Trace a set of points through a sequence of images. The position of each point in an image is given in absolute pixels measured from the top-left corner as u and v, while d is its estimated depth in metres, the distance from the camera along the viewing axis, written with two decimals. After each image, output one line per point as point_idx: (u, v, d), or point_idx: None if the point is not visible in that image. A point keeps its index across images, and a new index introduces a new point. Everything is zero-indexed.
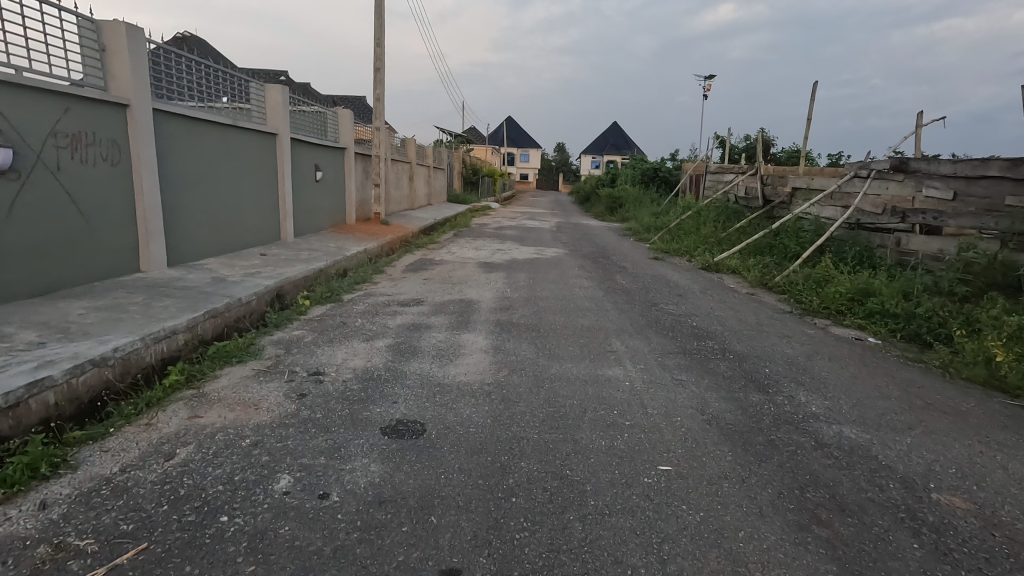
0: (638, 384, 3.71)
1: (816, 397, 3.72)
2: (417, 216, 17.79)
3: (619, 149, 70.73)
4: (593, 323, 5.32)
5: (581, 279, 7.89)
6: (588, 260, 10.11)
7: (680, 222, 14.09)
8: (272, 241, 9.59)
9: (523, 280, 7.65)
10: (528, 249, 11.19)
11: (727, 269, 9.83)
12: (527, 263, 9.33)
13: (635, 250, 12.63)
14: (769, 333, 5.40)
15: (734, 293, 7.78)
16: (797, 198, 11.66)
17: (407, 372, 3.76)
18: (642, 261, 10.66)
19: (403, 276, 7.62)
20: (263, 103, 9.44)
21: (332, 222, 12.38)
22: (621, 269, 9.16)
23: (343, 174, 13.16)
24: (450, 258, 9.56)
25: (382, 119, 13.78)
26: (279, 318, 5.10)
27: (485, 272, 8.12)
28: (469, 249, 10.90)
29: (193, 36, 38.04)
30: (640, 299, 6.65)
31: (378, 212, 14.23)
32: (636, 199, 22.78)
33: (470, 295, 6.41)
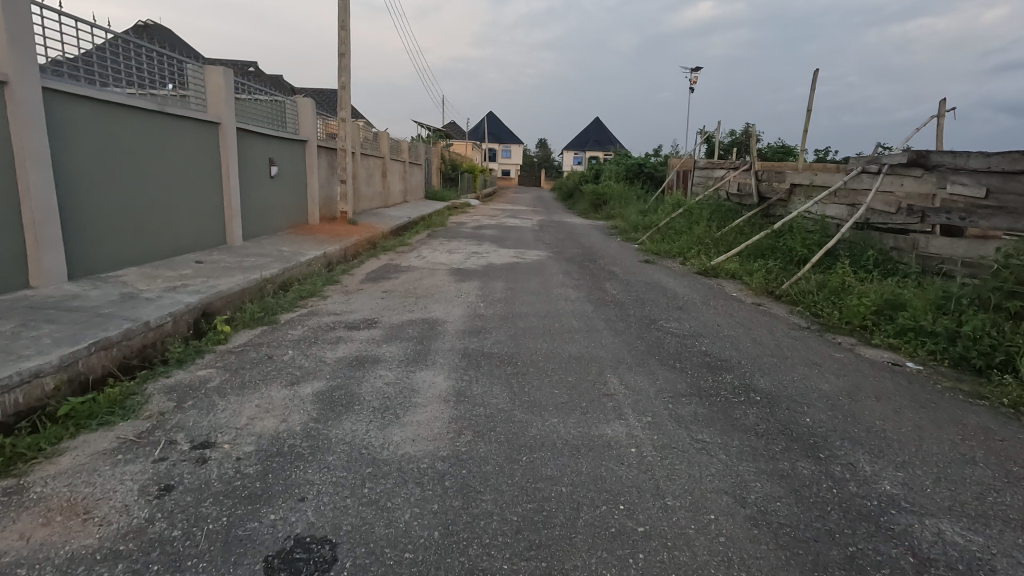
0: (647, 452, 2.74)
1: (883, 464, 2.80)
2: (390, 215, 16.66)
3: (601, 145, 69.96)
4: (584, 351, 4.35)
5: (567, 289, 6.94)
6: (574, 265, 9.14)
7: (670, 221, 13.19)
8: (214, 245, 8.42)
9: (500, 290, 6.65)
10: (508, 252, 10.18)
11: (725, 275, 8.95)
12: (505, 269, 8.34)
13: (624, 252, 11.70)
14: (794, 360, 4.47)
15: (740, 304, 6.90)
16: (797, 195, 10.82)
17: (332, 440, 2.74)
18: (632, 264, 9.73)
19: (360, 286, 6.56)
20: (201, 87, 8.24)
21: (290, 222, 11.21)
22: (611, 276, 8.20)
23: (303, 169, 11.96)
24: (420, 263, 8.53)
25: (348, 109, 12.63)
26: (187, 351, 4.02)
27: (457, 282, 7.10)
28: (442, 252, 9.86)
29: (156, 25, 36.22)
30: (636, 315, 5.70)
31: (345, 210, 13.09)
32: (621, 196, 21.89)
33: (437, 312, 5.41)
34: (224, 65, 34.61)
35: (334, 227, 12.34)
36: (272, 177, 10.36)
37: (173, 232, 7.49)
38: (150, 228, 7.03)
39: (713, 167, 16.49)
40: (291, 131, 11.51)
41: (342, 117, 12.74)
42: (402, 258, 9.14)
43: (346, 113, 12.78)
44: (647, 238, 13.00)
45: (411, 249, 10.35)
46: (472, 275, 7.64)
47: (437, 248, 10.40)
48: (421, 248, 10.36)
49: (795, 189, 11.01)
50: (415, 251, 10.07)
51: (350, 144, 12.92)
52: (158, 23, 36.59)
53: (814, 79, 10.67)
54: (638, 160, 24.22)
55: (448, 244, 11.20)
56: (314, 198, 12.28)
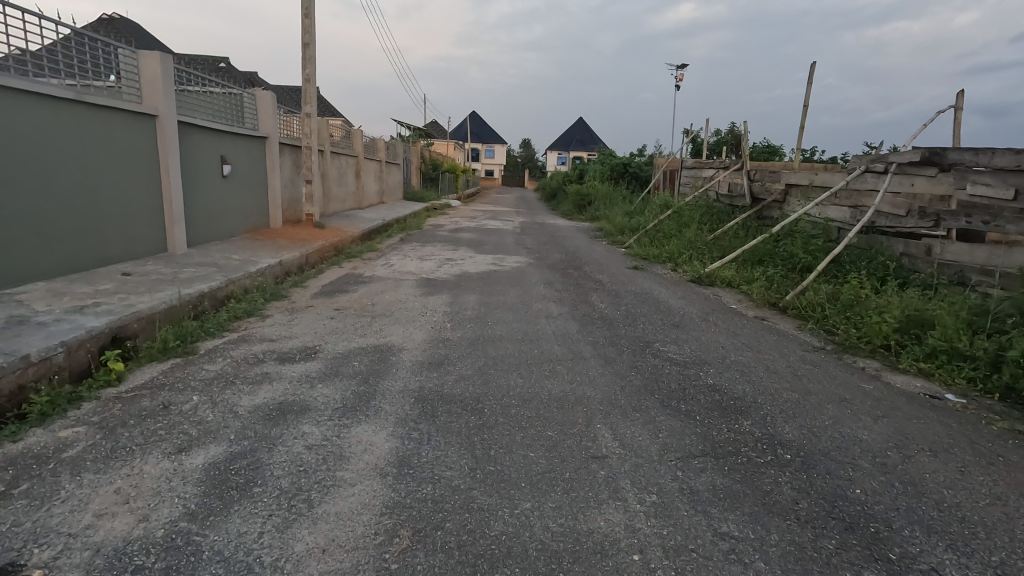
0: (656, 563, 1.96)
1: (979, 571, 2.03)
2: (363, 217, 15.73)
3: (585, 145, 69.48)
4: (567, 389, 3.57)
5: (548, 302, 6.17)
6: (556, 272, 8.35)
7: (658, 223, 12.48)
8: (150, 254, 7.44)
9: (473, 305, 5.84)
10: (486, 259, 9.37)
11: (720, 283, 8.25)
12: (481, 278, 7.53)
13: (610, 257, 10.96)
14: (819, 396, 3.73)
15: (742, 319, 6.17)
16: (793, 196, 10.18)
17: (205, 556, 1.90)
18: (620, 271, 8.97)
19: (311, 302, 5.71)
20: (133, 75, 7.23)
21: (247, 226, 10.23)
22: (598, 285, 7.43)
23: (263, 168, 10.98)
24: (386, 273, 7.69)
25: (313, 103, 11.68)
26: (61, 398, 3.13)
27: (424, 295, 6.28)
28: (413, 259, 9.02)
29: (123, 19, 34.81)
30: (628, 336, 4.93)
31: (311, 213, 12.15)
32: (606, 196, 21.20)
33: (395, 335, 4.59)
34: (194, 60, 33.22)
35: (298, 231, 11.40)
36: (225, 176, 9.39)
37: (96, 239, 6.52)
38: (63, 235, 6.05)
39: (701, 167, 15.86)
40: (248, 127, 10.54)
41: (306, 111, 11.79)
42: (368, 266, 8.29)
43: (311, 108, 11.83)
44: (635, 241, 12.29)
45: (379, 255, 9.48)
46: (443, 286, 6.83)
47: (409, 255, 9.56)
48: (391, 255, 9.52)
49: (790, 189, 10.37)
50: (383, 257, 9.22)
51: (316, 141, 11.99)
52: (124, 16, 35.07)
53: (812, 72, 10.01)
54: (623, 160, 23.58)
55: (422, 249, 10.38)
56: (275, 199, 11.31)
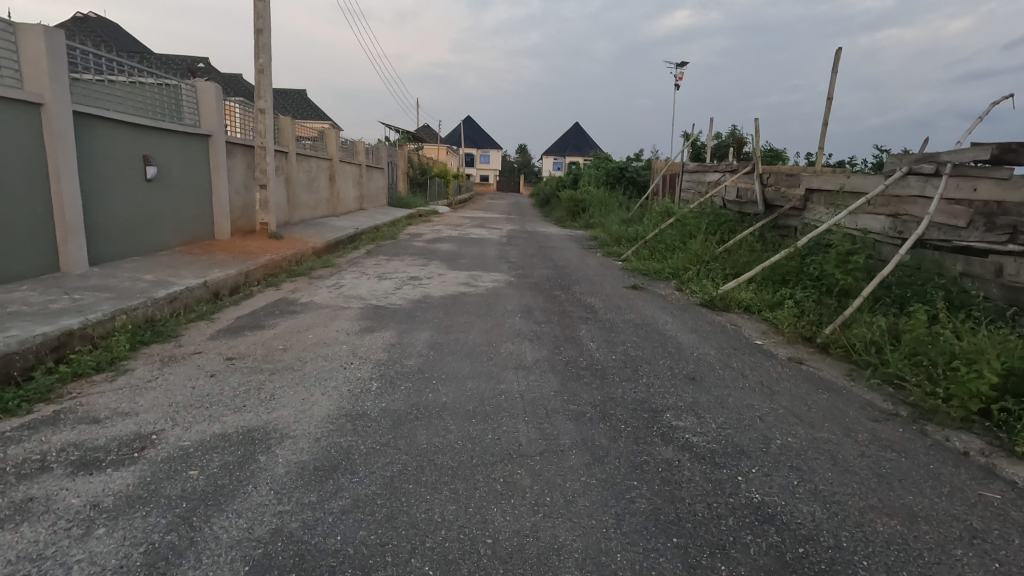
0: None
1: None
2: (334, 226, 14.31)
3: (581, 150, 68.36)
4: (528, 527, 2.17)
5: (521, 340, 4.78)
6: (540, 295, 6.94)
7: (658, 233, 11.11)
8: (33, 276, 5.99)
9: (420, 347, 4.42)
10: (458, 276, 7.96)
11: (738, 308, 6.87)
12: (445, 303, 6.13)
13: (605, 272, 9.55)
14: (930, 528, 2.34)
15: (773, 361, 4.78)
16: (816, 203, 8.81)
17: None
18: (617, 291, 7.57)
19: (203, 345, 4.27)
20: (8, 55, 5.78)
21: (181, 238, 8.78)
22: (589, 313, 6.04)
23: (205, 171, 9.56)
24: (329, 296, 6.28)
25: (266, 98, 10.26)
26: None
27: (362, 330, 4.85)
28: (371, 277, 7.60)
29: (98, 18, 33.48)
30: (626, 400, 3.53)
31: (266, 222, 10.71)
32: (601, 202, 19.86)
33: (290, 405, 3.19)
34: (171, 60, 31.80)
35: (249, 243, 9.99)
36: (150, 180, 7.97)
37: None
38: None
39: (704, 170, 14.54)
40: (185, 124, 9.12)
41: (260, 107, 10.39)
42: (312, 287, 6.90)
43: (266, 103, 10.44)
44: (633, 254, 10.92)
45: (333, 272, 8.06)
46: (391, 316, 5.43)
47: (368, 271, 8.15)
48: (347, 271, 8.11)
49: (810, 194, 9.02)
50: (336, 275, 7.81)
51: (271, 141, 10.59)
52: (100, 15, 33.63)
53: (837, 60, 8.69)
54: (619, 164, 22.25)
55: (386, 263, 9.00)
56: (222, 207, 9.89)
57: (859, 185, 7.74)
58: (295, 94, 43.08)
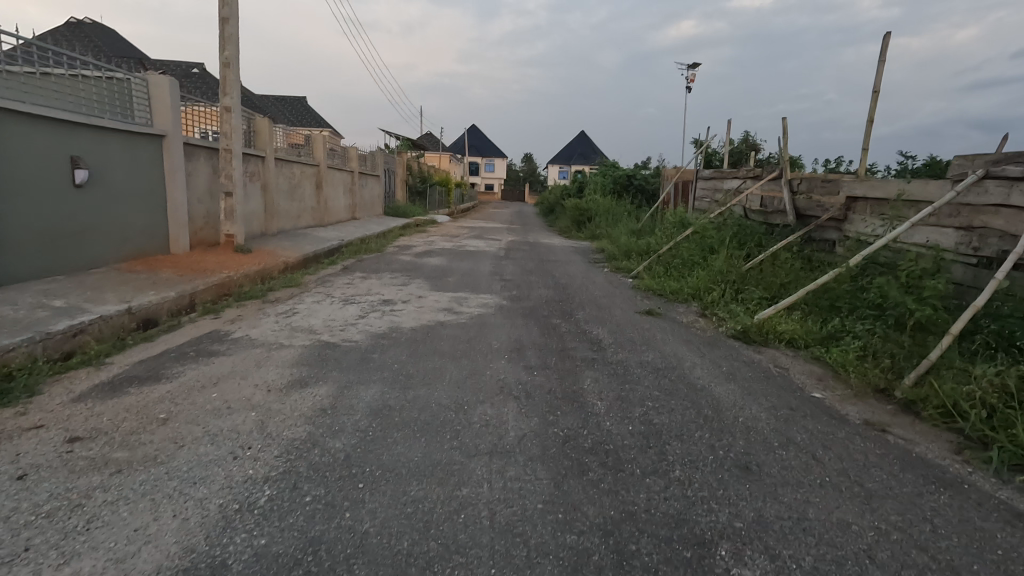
0: None
1: None
2: (317, 238, 13.15)
3: (586, 159, 67.32)
4: None
5: (504, 399, 3.55)
6: (537, 324, 5.71)
7: (673, 247, 9.87)
8: None
9: (362, 414, 3.20)
10: (440, 298, 6.74)
11: (780, 342, 5.61)
12: (416, 338, 4.92)
13: (613, 292, 8.31)
14: None
15: (845, 429, 3.52)
16: (861, 214, 7.56)
17: None
18: (630, 319, 6.33)
19: (53, 413, 3.04)
20: None
21: (122, 253, 7.61)
22: (597, 351, 4.81)
23: (158, 176, 8.41)
24: (275, 327, 5.09)
25: (231, 95, 9.14)
26: None
27: (292, 384, 3.63)
28: (336, 301, 6.40)
29: (92, 23, 32.79)
30: (655, 522, 2.28)
31: (231, 234, 9.56)
32: (607, 212, 18.67)
33: (108, 545, 1.95)
34: (165, 67, 31.00)
35: (210, 257, 8.80)
36: (79, 186, 6.82)
37: None
38: None
39: (721, 177, 13.33)
40: (135, 122, 7.99)
41: (225, 104, 9.26)
42: (260, 314, 5.70)
43: (232, 100, 9.31)
44: (645, 271, 9.68)
45: (294, 294, 6.87)
46: (343, 359, 4.22)
47: (336, 292, 6.96)
48: (311, 293, 6.92)
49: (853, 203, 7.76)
50: (296, 297, 6.61)
51: (238, 143, 9.45)
52: (95, 21, 32.91)
53: (884, 48, 7.47)
54: (626, 171, 21.08)
55: (361, 281, 7.82)
56: (179, 217, 8.72)
57: (918, 191, 6.48)
58: (295, 102, 42.28)
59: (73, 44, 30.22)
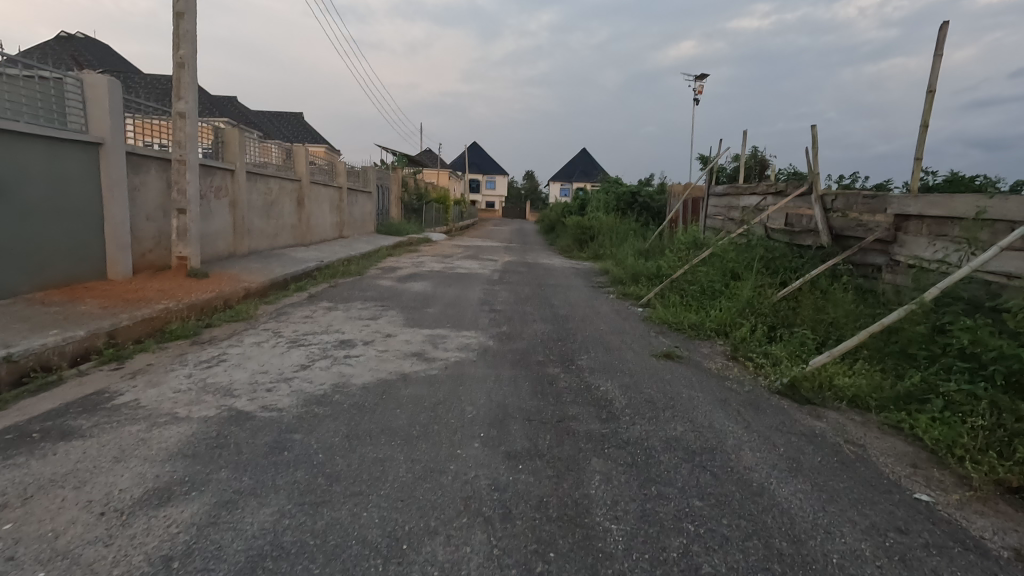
0: None
1: None
2: (293, 259, 11.98)
3: (588, 176, 66.60)
4: None
5: (466, 525, 2.31)
6: (527, 377, 4.48)
7: (689, 272, 8.66)
8: None
9: (229, 569, 1.96)
10: (411, 338, 5.51)
11: (840, 402, 4.36)
12: (365, 403, 3.68)
13: (621, 325, 7.07)
14: None
15: (993, 573, 2.28)
16: (915, 235, 6.37)
17: None
18: (646, 366, 5.07)
19: None
20: None
21: (36, 280, 6.41)
22: (606, 424, 3.56)
23: (93, 191, 7.25)
24: (182, 386, 3.85)
25: (184, 98, 8.03)
26: None
27: (146, 498, 2.39)
28: (280, 343, 5.17)
29: (84, 38, 32.19)
30: None
31: (183, 256, 8.38)
32: (611, 230, 17.52)
33: None
34: (156, 81, 30.23)
35: (156, 284, 7.61)
36: None
37: None
38: None
39: (736, 192, 12.18)
40: (64, 128, 6.83)
41: (178, 110, 8.14)
42: (175, 363, 4.47)
43: (186, 105, 8.19)
44: (658, 301, 8.44)
45: (234, 332, 5.64)
46: (247, 443, 2.98)
47: (286, 330, 5.74)
48: (255, 331, 5.70)
49: (903, 221, 6.55)
50: (234, 337, 5.39)
51: (194, 153, 8.32)
52: (86, 35, 32.26)
53: (941, 41, 6.33)
54: (631, 187, 19.97)
55: (324, 314, 6.61)
56: (120, 237, 7.55)
57: (996, 208, 5.29)
58: (291, 118, 41.53)
59: (62, 59, 29.48)
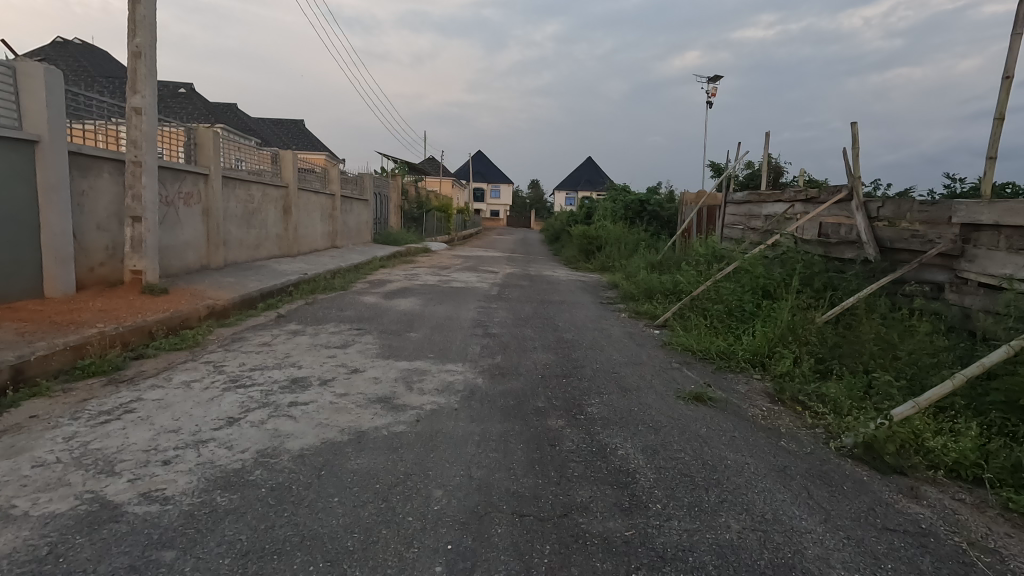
0: None
1: None
2: (274, 272, 11.00)
3: (593, 184, 65.75)
4: None
5: None
6: (522, 436, 3.43)
7: (713, 290, 7.61)
8: None
9: None
10: (382, 376, 4.47)
11: (934, 472, 3.30)
12: (292, 485, 2.64)
13: (638, 354, 6.02)
14: None
15: None
16: (990, 247, 5.30)
17: None
18: (673, 416, 4.02)
19: None
20: None
21: None
22: (629, 521, 2.51)
23: (28, 196, 6.29)
24: (48, 457, 2.83)
25: (140, 92, 7.12)
26: None
27: None
28: (216, 383, 4.15)
29: (82, 45, 31.72)
30: None
31: (139, 270, 7.41)
32: (620, 241, 16.49)
33: None
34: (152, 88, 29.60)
35: (100, 301, 6.62)
36: None
37: None
38: None
39: (758, 200, 11.13)
40: None
41: (133, 105, 7.22)
42: (66, 416, 3.45)
43: (143, 100, 7.27)
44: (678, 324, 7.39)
45: (167, 367, 4.62)
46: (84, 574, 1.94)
47: (231, 364, 4.71)
48: (193, 365, 4.68)
49: (975, 232, 5.49)
50: (163, 375, 4.37)
51: (151, 154, 7.38)
52: (84, 41, 31.70)
53: None
54: (639, 196, 18.96)
55: (285, 341, 5.59)
56: (60, 248, 6.57)
57: None
58: (292, 125, 40.86)
59: (57, 65, 28.88)
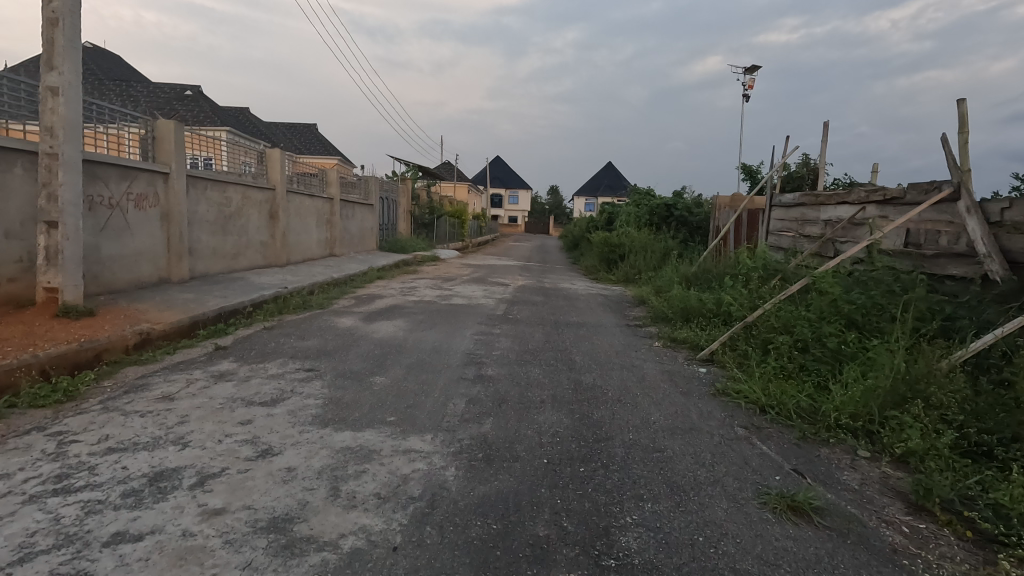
0: None
1: None
2: (249, 285, 9.57)
3: (613, 189, 63.97)
4: None
5: None
6: None
7: (775, 317, 5.92)
8: None
9: None
10: (299, 468, 2.90)
11: None
12: None
13: (685, 410, 4.36)
14: None
15: None
16: None
17: None
18: (769, 560, 2.36)
19: None
20: None
21: None
22: None
23: None
24: None
25: (55, 66, 5.75)
26: None
27: None
28: (28, 484, 2.61)
29: (92, 49, 31.27)
30: None
31: (56, 288, 6.00)
32: (645, 249, 14.79)
33: None
34: (159, 90, 28.86)
35: None
36: None
37: None
38: None
39: (814, 202, 9.37)
40: None
41: (49, 84, 5.84)
42: None
43: (62, 78, 5.90)
44: (732, 363, 5.72)
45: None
46: None
47: (85, 440, 3.16)
48: (29, 440, 3.14)
49: None
50: None
51: (72, 144, 5.98)
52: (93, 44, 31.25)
53: None
54: (666, 200, 17.23)
55: (197, 393, 4.05)
56: None
57: None
58: (304, 129, 39.95)
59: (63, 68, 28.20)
